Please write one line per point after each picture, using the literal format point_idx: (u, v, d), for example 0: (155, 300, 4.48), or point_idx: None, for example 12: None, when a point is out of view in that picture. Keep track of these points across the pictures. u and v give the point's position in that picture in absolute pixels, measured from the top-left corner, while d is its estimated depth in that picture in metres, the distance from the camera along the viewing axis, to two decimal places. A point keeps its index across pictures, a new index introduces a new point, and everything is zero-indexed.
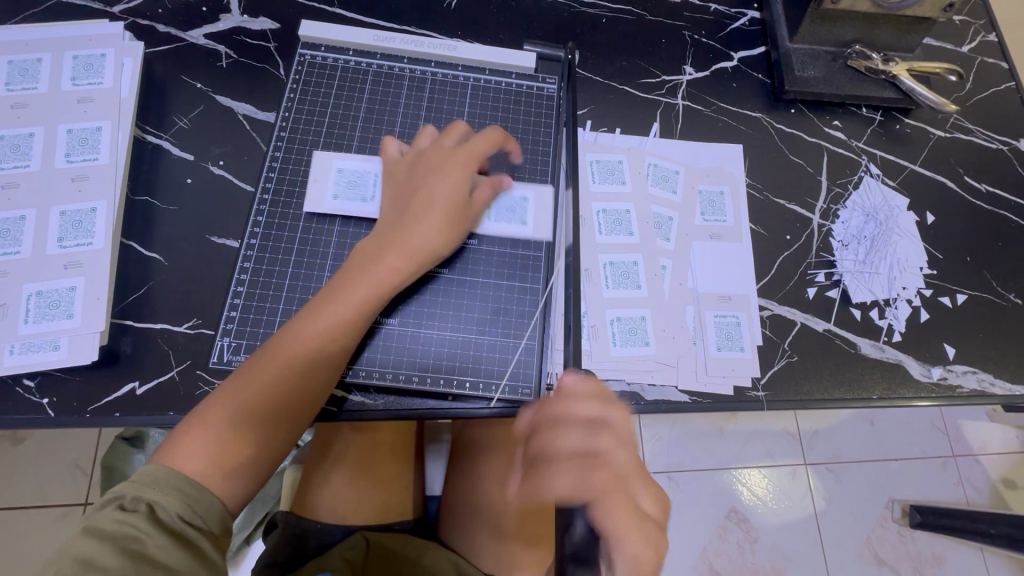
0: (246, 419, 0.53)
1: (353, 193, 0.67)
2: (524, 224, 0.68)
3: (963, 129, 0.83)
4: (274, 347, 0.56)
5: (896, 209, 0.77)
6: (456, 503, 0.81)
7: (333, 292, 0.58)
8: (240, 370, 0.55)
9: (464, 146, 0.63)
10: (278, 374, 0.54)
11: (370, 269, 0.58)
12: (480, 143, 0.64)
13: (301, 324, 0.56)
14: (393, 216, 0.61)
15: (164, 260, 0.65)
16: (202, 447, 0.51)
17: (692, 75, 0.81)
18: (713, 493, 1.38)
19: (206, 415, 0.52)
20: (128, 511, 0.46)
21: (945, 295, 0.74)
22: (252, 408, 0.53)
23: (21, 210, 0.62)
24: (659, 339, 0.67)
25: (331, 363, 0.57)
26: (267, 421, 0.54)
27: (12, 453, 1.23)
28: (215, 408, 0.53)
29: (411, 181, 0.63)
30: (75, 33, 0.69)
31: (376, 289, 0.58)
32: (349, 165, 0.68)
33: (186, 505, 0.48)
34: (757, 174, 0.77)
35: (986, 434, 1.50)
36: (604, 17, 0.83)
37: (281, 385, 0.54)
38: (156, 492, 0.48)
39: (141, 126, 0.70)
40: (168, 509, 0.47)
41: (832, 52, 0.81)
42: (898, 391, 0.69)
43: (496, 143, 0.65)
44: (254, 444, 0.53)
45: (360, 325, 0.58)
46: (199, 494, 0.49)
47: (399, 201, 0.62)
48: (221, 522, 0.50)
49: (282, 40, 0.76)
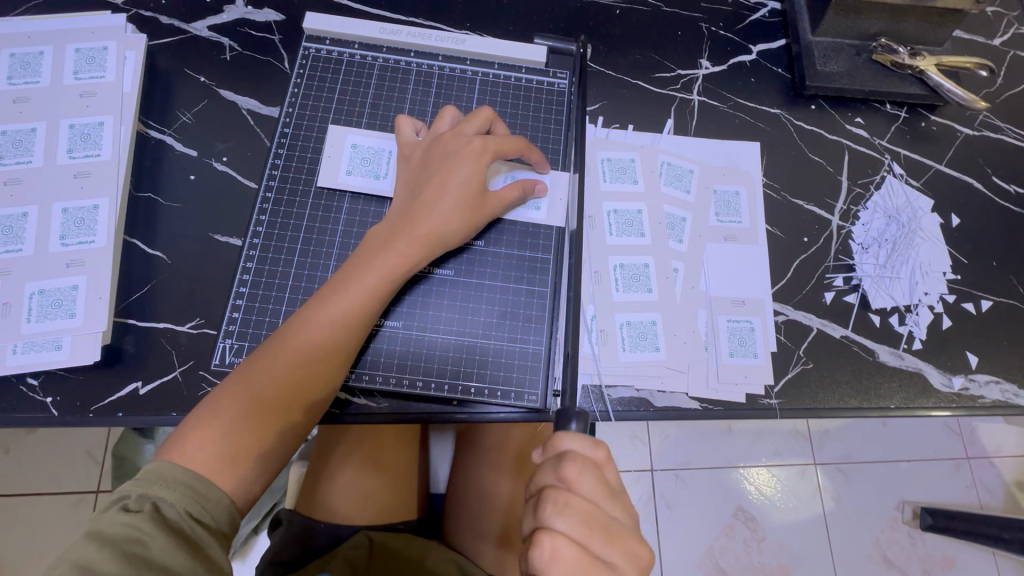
0: (260, 408, 0.53)
1: (365, 168, 0.67)
2: (538, 209, 0.67)
3: (992, 127, 0.79)
4: (284, 335, 0.55)
5: (920, 211, 0.74)
6: (461, 506, 0.80)
7: (344, 278, 0.57)
8: (252, 359, 0.55)
9: (483, 136, 0.61)
10: (288, 362, 0.54)
11: (381, 253, 0.57)
12: (502, 142, 0.62)
13: (311, 311, 0.56)
14: (406, 200, 0.60)
15: (167, 258, 0.64)
16: (213, 440, 0.51)
17: (708, 70, 0.78)
18: (720, 492, 1.37)
19: (218, 405, 0.52)
20: (133, 511, 0.46)
21: (969, 302, 0.71)
22: (264, 398, 0.53)
23: (22, 208, 0.61)
24: (670, 345, 0.65)
25: (342, 351, 0.56)
26: (279, 412, 0.53)
27: (25, 441, 1.24)
28: (227, 399, 0.53)
29: (425, 165, 0.61)
30: (76, 25, 0.68)
31: (388, 274, 0.57)
32: (364, 141, 0.68)
33: (195, 503, 0.48)
34: (776, 174, 0.74)
35: (1002, 436, 1.47)
36: (617, 8, 0.80)
37: (293, 375, 0.54)
38: (162, 489, 0.47)
39: (144, 121, 0.69)
40: (174, 505, 0.47)
41: (856, 45, 0.77)
42: (917, 400, 0.67)
43: (519, 139, 0.63)
44: (266, 437, 0.53)
45: (370, 314, 0.57)
46: (209, 491, 0.49)
47: (412, 186, 0.61)
48: (227, 520, 0.50)
49: (286, 33, 0.74)
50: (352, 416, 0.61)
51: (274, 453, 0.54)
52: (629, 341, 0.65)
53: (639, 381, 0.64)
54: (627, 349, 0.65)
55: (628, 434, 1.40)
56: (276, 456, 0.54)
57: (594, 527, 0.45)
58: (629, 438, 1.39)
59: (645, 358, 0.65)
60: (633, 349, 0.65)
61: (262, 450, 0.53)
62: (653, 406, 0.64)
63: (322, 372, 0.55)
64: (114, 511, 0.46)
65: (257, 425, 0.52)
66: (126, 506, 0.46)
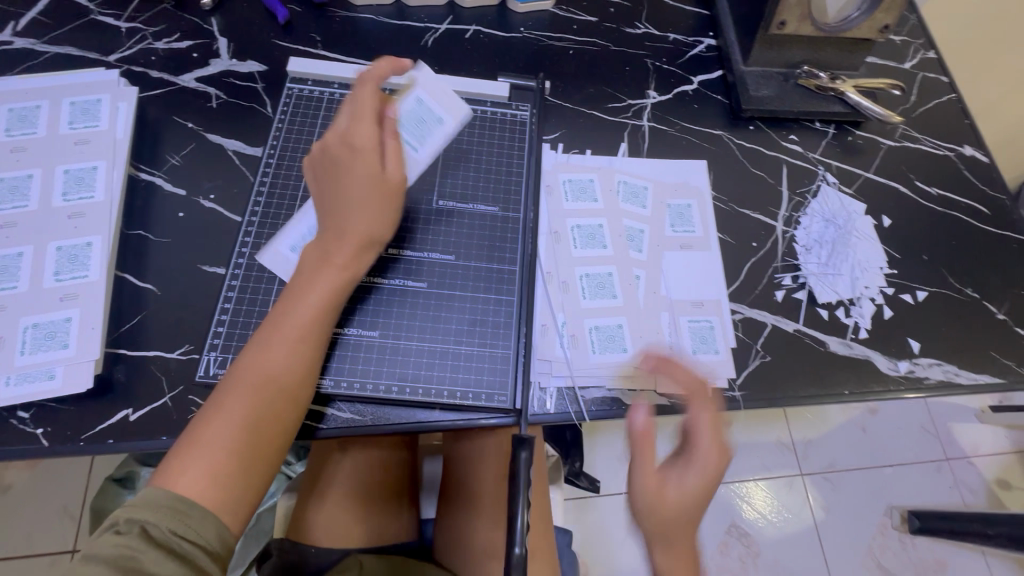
0: (240, 437, 0.54)
1: (374, 226, 0.70)
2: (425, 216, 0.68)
3: (912, 138, 0.88)
4: (247, 362, 0.57)
5: (854, 214, 0.82)
6: (448, 521, 0.80)
7: (293, 295, 0.60)
8: (221, 390, 0.56)
9: (357, 118, 0.63)
10: (258, 385, 0.56)
11: (322, 266, 0.60)
12: (366, 99, 0.63)
13: (268, 334, 0.58)
14: (329, 209, 0.63)
15: (157, 290, 0.68)
16: (203, 465, 0.52)
17: (656, 99, 0.87)
18: (711, 509, 1.38)
19: (194, 443, 0.53)
20: (122, 534, 0.48)
21: (906, 292, 0.78)
22: (245, 424, 0.54)
23: (18, 248, 0.64)
24: (636, 345, 0.70)
25: (307, 365, 0.58)
26: (259, 433, 0.55)
27: (0, 501, 1.23)
28: (201, 435, 0.53)
29: (332, 172, 0.63)
30: (71, 81, 0.73)
31: (332, 285, 0.60)
32: (297, 237, 0.69)
33: (178, 521, 0.49)
34: (722, 188, 0.82)
35: (977, 435, 1.52)
36: (571, 49, 0.89)
37: (267, 390, 0.56)
38: (148, 512, 0.49)
39: (135, 165, 0.74)
40: (160, 525, 0.48)
41: (782, 73, 0.87)
42: (870, 385, 0.72)
43: (375, 82, 0.65)
44: (259, 453, 0.55)
45: (322, 328, 0.60)
46: (185, 510, 0.50)
47: (327, 195, 0.63)
48: (217, 538, 0.51)
49: (268, 81, 0.81)
50: (334, 428, 0.63)
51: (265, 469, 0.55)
52: (598, 343, 0.69)
53: (611, 381, 0.68)
54: (597, 350, 0.69)
55: (615, 455, 1.42)
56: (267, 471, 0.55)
57: (687, 470, 0.56)
58: (618, 460, 1.41)
59: (613, 358, 0.69)
60: (602, 350, 0.69)
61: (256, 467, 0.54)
62: (625, 404, 0.68)
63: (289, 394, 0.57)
64: (106, 535, 0.48)
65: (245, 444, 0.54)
66: (116, 530, 0.48)
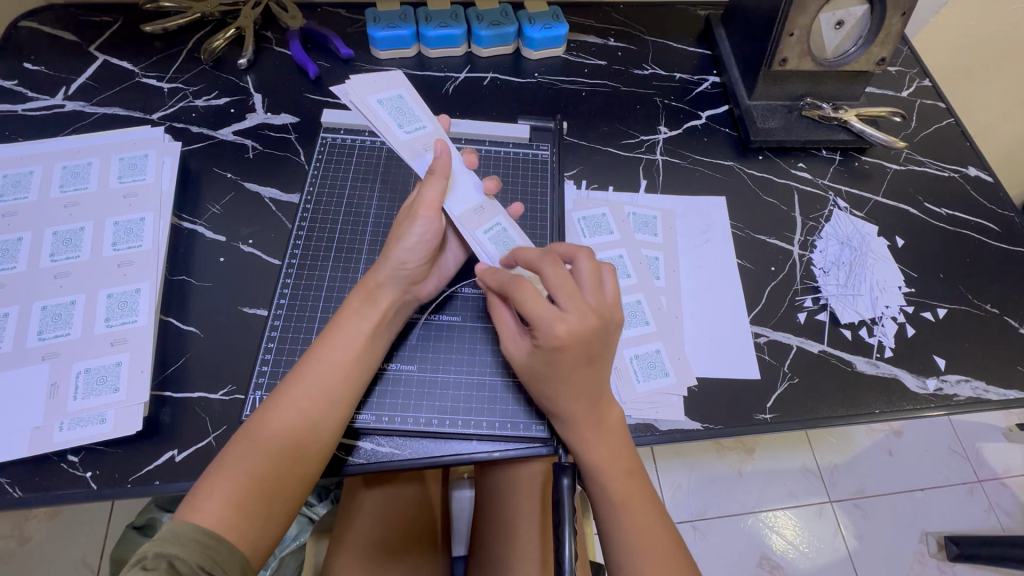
0: (266, 458, 0.55)
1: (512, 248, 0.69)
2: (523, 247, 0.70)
3: (916, 162, 0.92)
4: (281, 388, 0.59)
5: (867, 236, 0.84)
6: (481, 556, 0.76)
7: (330, 326, 0.63)
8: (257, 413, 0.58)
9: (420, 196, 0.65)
10: (291, 409, 0.57)
11: (355, 300, 0.64)
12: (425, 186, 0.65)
13: (304, 364, 0.60)
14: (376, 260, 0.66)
15: (199, 333, 0.70)
16: (229, 488, 0.53)
17: (667, 134, 0.91)
18: (742, 541, 1.35)
19: (224, 466, 0.54)
20: (149, 570, 0.46)
21: (927, 310, 0.79)
22: (272, 446, 0.56)
23: (70, 296, 0.67)
24: (677, 368, 0.72)
25: (347, 392, 0.60)
26: (285, 458, 0.56)
27: (19, 554, 1.22)
28: (230, 458, 0.55)
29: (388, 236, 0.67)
30: (120, 139, 0.78)
31: (365, 315, 0.63)
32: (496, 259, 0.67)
33: (206, 557, 0.49)
34: (736, 216, 0.85)
35: (1008, 456, 1.49)
36: (583, 91, 0.94)
37: (291, 416, 0.57)
38: (177, 547, 0.48)
39: (178, 215, 0.78)
40: (189, 561, 0.47)
41: (786, 105, 0.91)
42: (899, 403, 0.73)
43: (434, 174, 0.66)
44: (278, 480, 0.55)
45: (360, 357, 0.62)
46: (219, 544, 0.50)
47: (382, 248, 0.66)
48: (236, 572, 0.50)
49: (301, 132, 0.86)
50: (374, 463, 0.64)
51: (290, 499, 0.56)
52: (642, 371, 0.71)
53: (653, 407, 0.69)
54: (641, 379, 0.71)
55: None
56: (293, 500, 0.56)
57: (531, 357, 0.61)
58: None
59: (658, 385, 0.70)
60: (646, 378, 0.71)
61: (266, 487, 0.54)
62: (659, 429, 0.69)
63: (318, 422, 0.58)
64: (132, 571, 0.46)
65: (251, 455, 0.55)
66: (143, 566, 0.46)
